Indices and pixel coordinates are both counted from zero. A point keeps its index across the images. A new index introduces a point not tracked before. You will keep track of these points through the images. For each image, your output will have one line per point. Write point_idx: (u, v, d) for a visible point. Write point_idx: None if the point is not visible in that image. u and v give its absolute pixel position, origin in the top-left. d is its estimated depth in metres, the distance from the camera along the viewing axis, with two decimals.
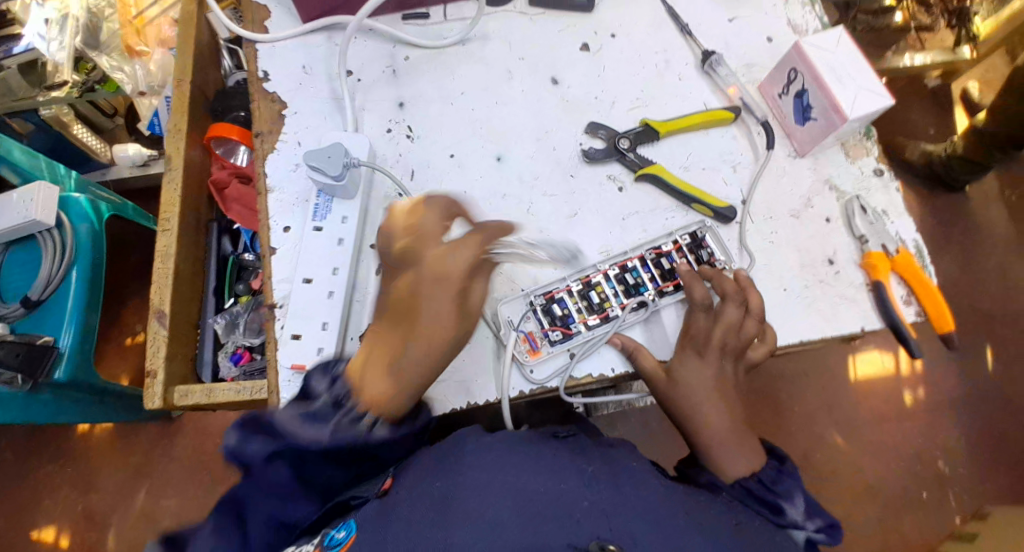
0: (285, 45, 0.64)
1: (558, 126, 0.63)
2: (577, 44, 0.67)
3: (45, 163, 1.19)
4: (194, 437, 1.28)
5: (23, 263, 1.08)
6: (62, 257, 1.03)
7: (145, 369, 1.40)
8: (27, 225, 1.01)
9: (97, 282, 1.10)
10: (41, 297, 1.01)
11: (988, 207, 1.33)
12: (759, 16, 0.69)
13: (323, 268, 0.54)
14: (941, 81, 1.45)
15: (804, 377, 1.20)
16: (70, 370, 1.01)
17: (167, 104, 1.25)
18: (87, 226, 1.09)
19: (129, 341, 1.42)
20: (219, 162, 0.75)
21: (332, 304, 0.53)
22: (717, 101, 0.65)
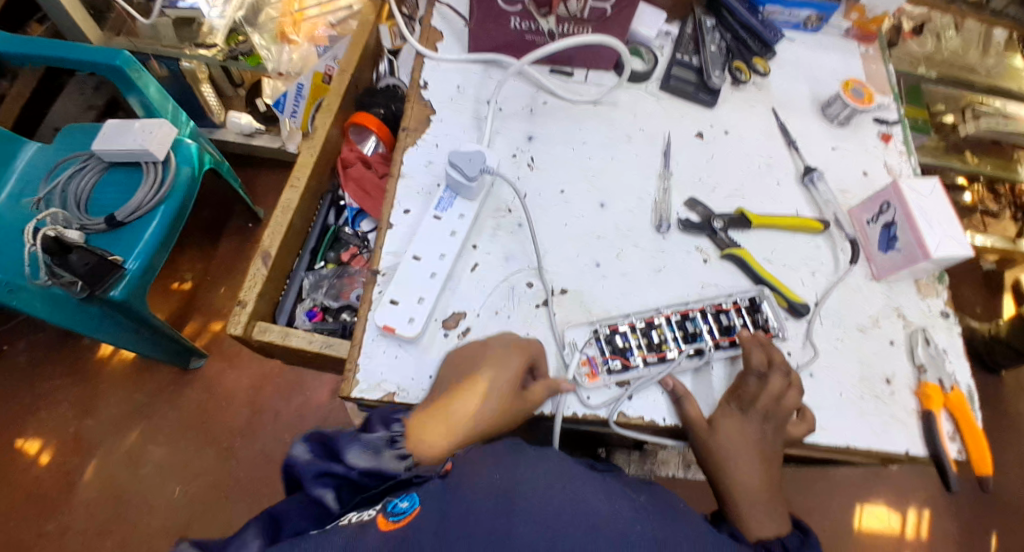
0: (448, 65, 0.74)
1: (662, 194, 0.70)
2: (692, 131, 0.75)
3: (171, 106, 1.30)
4: (204, 392, 1.30)
5: (119, 185, 1.16)
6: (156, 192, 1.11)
7: (181, 315, 1.45)
8: (139, 152, 1.11)
9: (177, 223, 1.17)
10: (125, 220, 1.09)
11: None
12: (859, 152, 0.76)
13: (432, 251, 0.61)
14: (995, 266, 1.49)
15: (808, 514, 1.17)
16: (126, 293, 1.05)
17: (299, 90, 1.38)
18: (189, 169, 1.19)
19: (174, 285, 1.49)
20: (350, 145, 0.83)
21: (432, 284, 0.59)
22: (809, 211, 0.71)
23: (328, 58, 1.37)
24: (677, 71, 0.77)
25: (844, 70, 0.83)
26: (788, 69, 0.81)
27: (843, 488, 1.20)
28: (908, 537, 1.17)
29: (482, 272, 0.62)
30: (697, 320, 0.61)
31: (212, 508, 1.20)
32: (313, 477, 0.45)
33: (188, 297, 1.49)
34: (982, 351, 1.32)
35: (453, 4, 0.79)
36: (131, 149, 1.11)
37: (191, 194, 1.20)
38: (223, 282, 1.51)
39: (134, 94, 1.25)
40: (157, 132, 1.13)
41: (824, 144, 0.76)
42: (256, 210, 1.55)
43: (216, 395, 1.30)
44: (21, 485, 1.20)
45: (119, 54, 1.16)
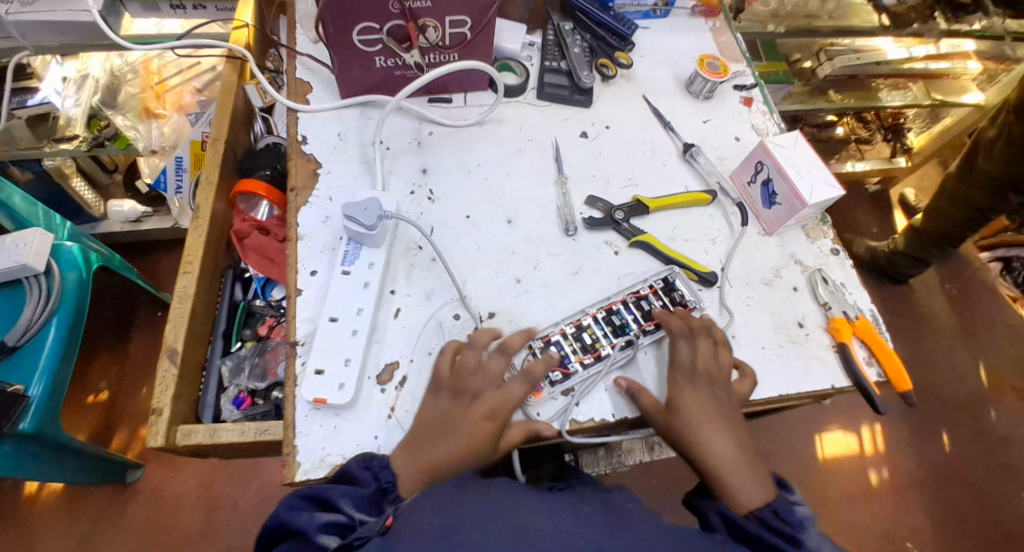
0: (321, 115, 0.72)
1: (562, 199, 0.71)
2: (576, 132, 0.78)
3: (43, 211, 1.20)
4: (149, 505, 1.20)
5: (2, 310, 1.05)
6: (45, 303, 1.01)
7: (105, 429, 1.33)
8: (17, 269, 1.00)
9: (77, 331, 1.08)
10: (17, 342, 0.97)
11: (929, 300, 1.47)
12: (729, 119, 0.82)
13: (347, 309, 0.59)
14: (880, 187, 1.73)
15: (775, 453, 1.25)
16: (37, 422, 0.96)
17: (178, 164, 1.28)
18: (75, 275, 1.09)
19: (89, 399, 1.36)
20: (241, 214, 0.79)
21: (355, 342, 0.57)
22: (697, 184, 0.75)
23: (200, 124, 1.27)
24: (548, 78, 0.80)
25: (698, 46, 0.89)
26: (651, 55, 0.86)
27: (797, 422, 1.28)
28: (867, 455, 1.26)
29: (405, 317, 0.61)
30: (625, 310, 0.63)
31: None
32: (312, 531, 0.45)
33: (108, 408, 1.36)
34: (884, 265, 1.46)
35: (315, 53, 0.76)
36: (6, 267, 0.99)
37: (85, 298, 1.11)
38: (143, 382, 1.40)
39: None
40: (32, 241, 1.01)
41: (697, 118, 0.81)
42: (162, 297, 1.46)
43: (163, 504, 1.21)
44: None
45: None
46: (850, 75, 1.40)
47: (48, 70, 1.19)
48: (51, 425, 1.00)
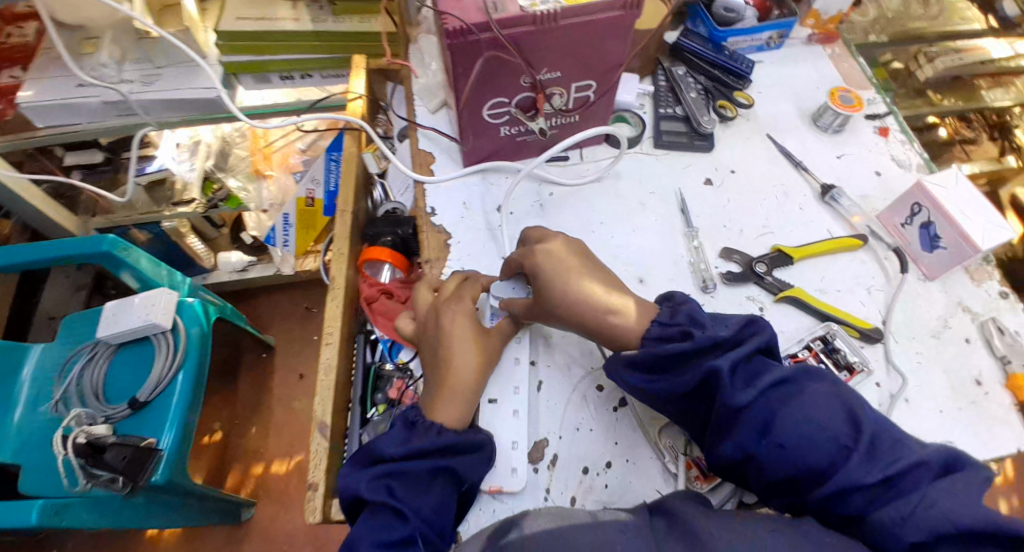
0: (447, 184, 0.74)
1: (694, 253, 0.69)
2: (700, 179, 0.75)
3: (165, 272, 1.19)
4: (263, 542, 1.31)
5: (134, 366, 1.05)
6: (172, 359, 1.02)
7: (221, 468, 1.39)
8: (146, 328, 1.01)
9: (201, 383, 1.08)
10: (148, 398, 0.99)
11: None
12: (863, 154, 0.77)
13: (505, 388, 0.59)
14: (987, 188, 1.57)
15: None
16: (168, 473, 0.97)
17: (285, 220, 1.41)
18: (198, 329, 1.07)
19: (206, 438, 1.43)
20: (366, 279, 0.82)
21: (517, 423, 0.58)
22: (841, 228, 0.71)
23: (306, 181, 1.35)
24: (665, 125, 0.78)
25: (821, 76, 0.84)
26: (769, 91, 0.82)
27: None
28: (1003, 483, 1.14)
29: (548, 392, 0.60)
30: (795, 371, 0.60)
31: None
32: (366, 484, 0.48)
33: (222, 448, 1.42)
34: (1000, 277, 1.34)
35: (434, 125, 0.80)
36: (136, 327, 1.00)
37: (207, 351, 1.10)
38: (253, 422, 1.45)
39: (126, 268, 1.11)
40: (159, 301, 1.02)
41: (830, 154, 0.77)
42: (264, 338, 1.49)
43: (275, 542, 1.31)
44: None
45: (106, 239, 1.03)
46: (955, 75, 1.28)
47: (163, 138, 1.25)
48: (180, 474, 1.02)
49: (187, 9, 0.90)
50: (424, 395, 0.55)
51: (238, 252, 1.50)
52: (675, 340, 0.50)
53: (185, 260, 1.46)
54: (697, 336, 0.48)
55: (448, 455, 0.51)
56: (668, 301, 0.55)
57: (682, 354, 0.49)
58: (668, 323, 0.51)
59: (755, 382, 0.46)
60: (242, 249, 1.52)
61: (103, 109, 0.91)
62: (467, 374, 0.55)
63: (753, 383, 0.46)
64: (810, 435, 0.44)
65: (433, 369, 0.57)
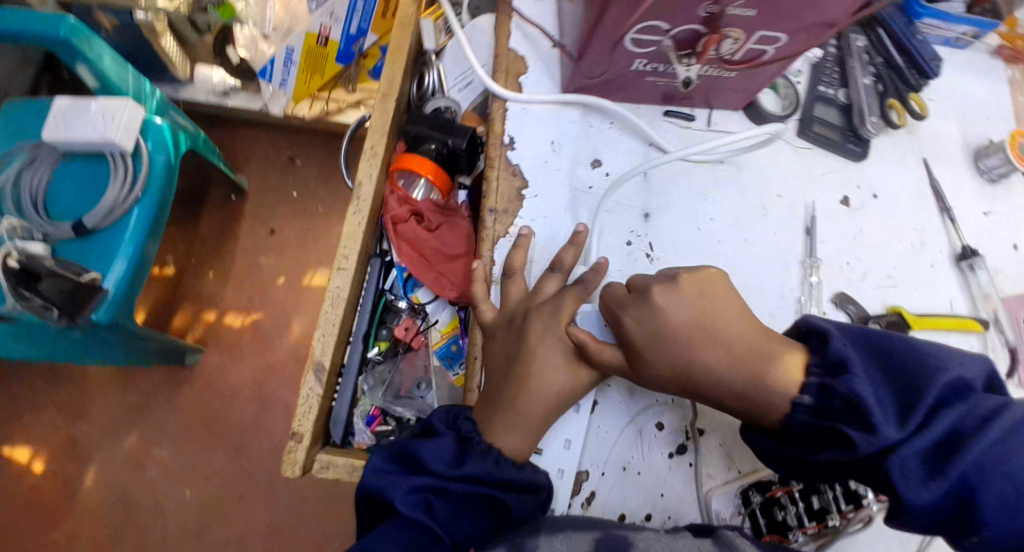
0: (537, 110, 0.57)
1: (806, 290, 0.56)
2: (838, 196, 0.60)
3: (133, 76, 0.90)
4: (202, 391, 1.16)
5: (82, 182, 0.87)
6: (131, 186, 0.83)
7: (167, 307, 1.21)
8: (101, 144, 0.82)
9: (158, 228, 0.88)
10: (97, 226, 0.82)
11: None
12: (1014, 218, 0.65)
13: (555, 439, 0.49)
14: None
15: None
16: (112, 312, 0.81)
17: (288, 55, 1.12)
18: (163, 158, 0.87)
19: (156, 272, 1.23)
20: (396, 191, 0.66)
21: (563, 484, 0.49)
22: (964, 304, 0.61)
23: (322, 13, 1.09)
24: (819, 111, 0.61)
25: (996, 106, 0.68)
26: (943, 103, 0.67)
27: None
28: None
29: (605, 433, 0.50)
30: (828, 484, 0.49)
31: (228, 508, 1.10)
32: (404, 494, 0.40)
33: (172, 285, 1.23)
34: None
35: (538, 17, 0.59)
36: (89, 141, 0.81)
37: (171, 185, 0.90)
38: (212, 264, 1.24)
39: (79, 64, 0.84)
40: (118, 115, 0.82)
41: (977, 209, 0.64)
42: (238, 181, 1.24)
43: (217, 394, 1.16)
44: (22, 496, 1.10)
45: (58, 19, 0.77)
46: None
47: None
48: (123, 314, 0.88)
49: None
50: (486, 409, 0.45)
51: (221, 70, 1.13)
52: (833, 412, 0.37)
53: (158, 64, 1.09)
54: (881, 435, 0.34)
55: (498, 484, 0.42)
56: (823, 354, 0.39)
57: (834, 436, 0.37)
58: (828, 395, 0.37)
59: (944, 468, 0.34)
60: (227, 67, 1.15)
61: None
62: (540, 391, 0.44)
63: (941, 473, 0.34)
64: (1012, 506, 0.33)
65: (503, 380, 0.46)
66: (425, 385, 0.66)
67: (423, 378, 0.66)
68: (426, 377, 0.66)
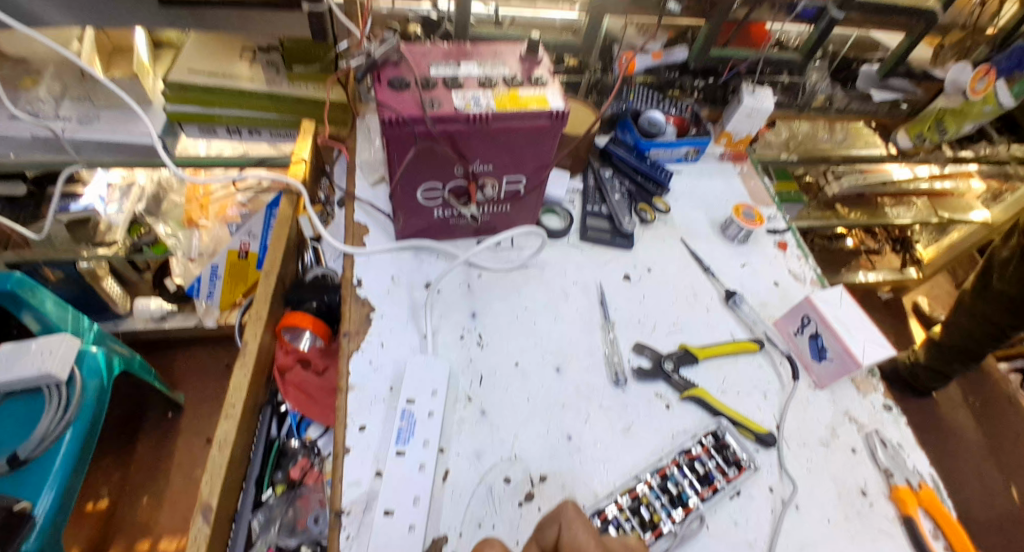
0: (376, 256, 0.75)
1: (609, 346, 0.71)
2: (620, 275, 0.78)
3: (72, 316, 1.04)
4: None
5: (18, 421, 0.90)
6: (63, 413, 0.88)
7: (101, 541, 1.12)
8: (38, 378, 0.87)
9: (89, 447, 0.93)
10: (30, 456, 0.83)
11: (952, 412, 1.42)
12: (766, 263, 0.82)
13: (405, 498, 0.56)
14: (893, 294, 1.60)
15: (950, 457, 1.36)
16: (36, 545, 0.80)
17: (213, 270, 1.22)
18: (98, 382, 0.95)
19: (88, 507, 1.15)
20: (285, 346, 0.79)
21: (412, 541, 0.54)
22: (743, 332, 0.75)
23: (241, 234, 1.17)
24: (591, 222, 0.82)
25: (732, 192, 0.90)
26: (688, 199, 0.88)
27: (956, 441, 1.38)
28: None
29: (453, 481, 0.59)
30: (615, 522, 0.58)
31: None
32: None
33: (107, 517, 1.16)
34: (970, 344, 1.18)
35: (372, 199, 0.82)
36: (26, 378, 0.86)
37: (102, 409, 0.96)
38: (147, 489, 1.19)
39: (25, 311, 0.97)
40: (58, 348, 0.89)
41: (735, 264, 0.81)
42: (175, 397, 1.26)
43: None
44: None
45: (6, 276, 0.91)
46: (858, 192, 1.24)
47: (96, 174, 1.09)
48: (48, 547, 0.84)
49: (140, 57, 0.91)
50: None
51: (158, 299, 1.27)
52: None
53: (96, 303, 1.23)
54: None
55: None
56: None
57: None
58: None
59: None
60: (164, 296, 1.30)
61: (35, 144, 0.90)
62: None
63: None
64: None
65: None
66: (321, 518, 0.71)
67: (319, 512, 0.72)
68: (321, 511, 0.72)
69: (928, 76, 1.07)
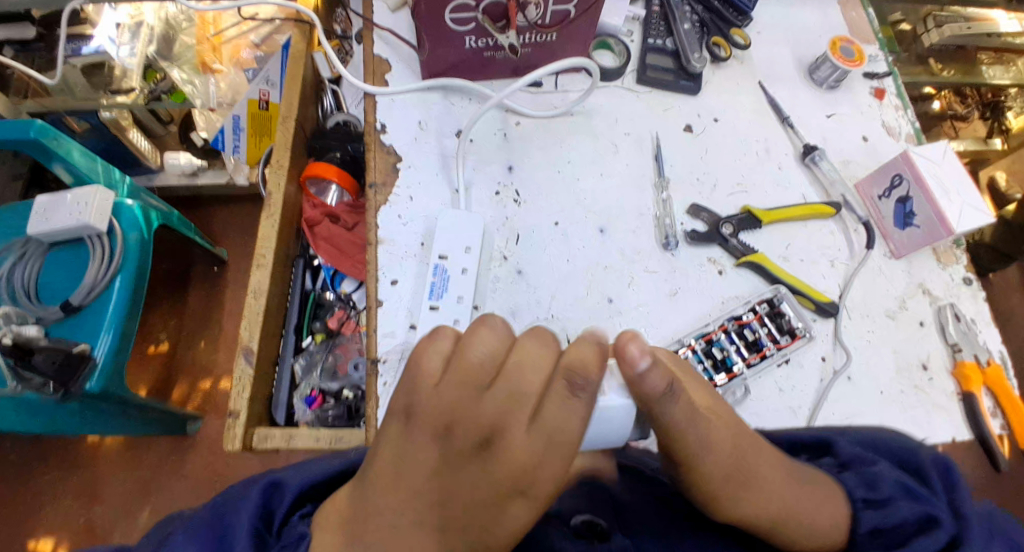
0: (401, 98, 0.66)
1: (661, 205, 0.64)
2: (680, 126, 0.68)
3: (103, 167, 1.01)
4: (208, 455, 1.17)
5: (67, 269, 0.93)
6: (108, 263, 0.89)
7: (168, 377, 1.22)
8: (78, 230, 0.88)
9: (141, 296, 0.95)
10: (82, 303, 0.87)
11: (1012, 294, 1.34)
12: (857, 115, 0.70)
13: None
14: None
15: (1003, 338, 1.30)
16: (103, 381, 0.86)
17: (235, 122, 1.17)
18: (138, 234, 0.93)
19: (152, 348, 1.25)
20: (310, 199, 0.76)
21: None
22: (816, 194, 0.66)
23: (259, 81, 1.17)
24: (651, 60, 0.70)
25: (825, 24, 0.74)
26: (770, 33, 0.73)
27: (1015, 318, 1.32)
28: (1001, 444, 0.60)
29: None
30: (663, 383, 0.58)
31: None
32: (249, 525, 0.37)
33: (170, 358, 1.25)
34: None
35: (394, 29, 0.71)
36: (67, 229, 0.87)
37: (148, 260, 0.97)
38: (201, 334, 1.26)
39: (57, 163, 0.95)
40: (93, 201, 0.89)
41: (819, 114, 0.69)
42: (217, 252, 1.27)
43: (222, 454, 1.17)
44: None
45: (27, 123, 0.86)
46: (959, 44, 1.01)
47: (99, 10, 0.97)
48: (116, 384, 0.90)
49: None
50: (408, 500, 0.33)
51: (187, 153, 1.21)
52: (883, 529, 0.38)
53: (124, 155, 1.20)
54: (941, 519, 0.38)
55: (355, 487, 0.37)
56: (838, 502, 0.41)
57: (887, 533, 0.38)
58: (871, 487, 0.42)
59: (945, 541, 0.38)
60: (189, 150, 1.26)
61: None
62: (516, 455, 0.33)
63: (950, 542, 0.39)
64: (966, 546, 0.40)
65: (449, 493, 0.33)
66: (361, 365, 0.75)
67: (357, 360, 0.75)
68: (361, 358, 0.75)
69: None
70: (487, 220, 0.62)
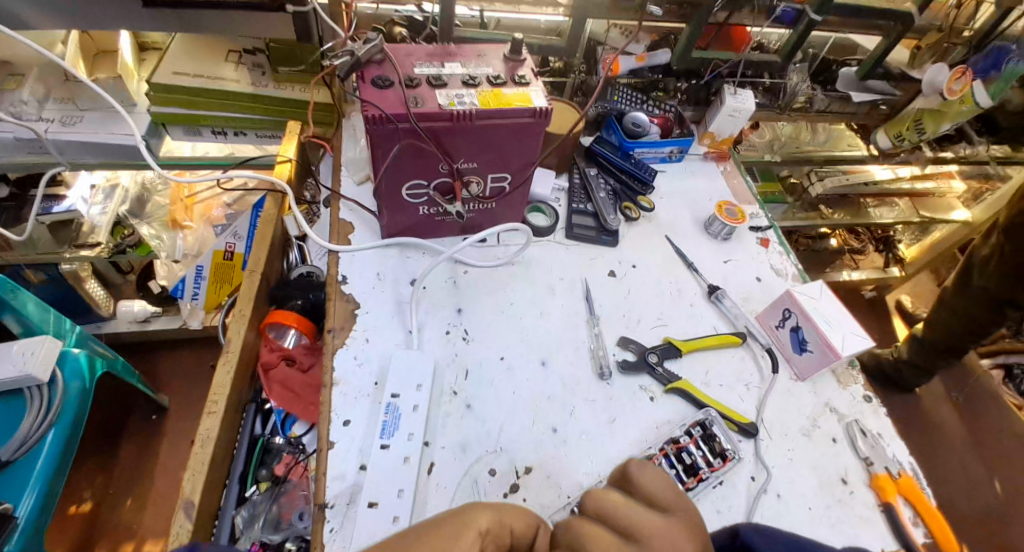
0: (360, 253, 0.75)
1: (594, 339, 0.71)
2: (605, 271, 0.79)
3: (53, 318, 1.02)
4: None
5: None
6: (44, 416, 0.86)
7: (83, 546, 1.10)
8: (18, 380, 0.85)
9: (71, 450, 0.91)
10: (9, 458, 0.82)
11: (936, 409, 1.45)
12: (749, 259, 0.83)
13: (389, 491, 0.56)
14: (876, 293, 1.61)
15: (937, 452, 1.38)
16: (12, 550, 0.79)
17: (198, 271, 1.20)
18: (79, 383, 0.93)
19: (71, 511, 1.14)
20: (269, 344, 0.79)
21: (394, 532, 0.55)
22: (725, 326, 0.76)
23: (227, 234, 1.17)
24: (576, 220, 0.83)
25: (715, 189, 0.92)
26: (672, 196, 0.89)
27: (942, 432, 1.41)
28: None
29: (439, 474, 0.59)
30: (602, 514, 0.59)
31: None
32: None
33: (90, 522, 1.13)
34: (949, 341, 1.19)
35: (357, 196, 0.82)
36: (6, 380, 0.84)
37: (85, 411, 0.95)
38: (130, 492, 1.17)
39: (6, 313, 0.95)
40: (40, 349, 0.87)
41: (718, 259, 0.83)
42: (159, 399, 1.24)
43: None
44: None
45: None
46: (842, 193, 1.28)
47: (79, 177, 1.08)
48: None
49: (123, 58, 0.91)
50: None
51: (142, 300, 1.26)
52: None
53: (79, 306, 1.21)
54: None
55: None
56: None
57: None
58: None
59: None
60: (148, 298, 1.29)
61: (15, 144, 0.88)
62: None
63: None
64: None
65: None
66: (306, 514, 0.72)
67: (303, 508, 0.72)
68: (307, 507, 0.73)
69: (905, 77, 1.07)
70: (438, 359, 0.67)
